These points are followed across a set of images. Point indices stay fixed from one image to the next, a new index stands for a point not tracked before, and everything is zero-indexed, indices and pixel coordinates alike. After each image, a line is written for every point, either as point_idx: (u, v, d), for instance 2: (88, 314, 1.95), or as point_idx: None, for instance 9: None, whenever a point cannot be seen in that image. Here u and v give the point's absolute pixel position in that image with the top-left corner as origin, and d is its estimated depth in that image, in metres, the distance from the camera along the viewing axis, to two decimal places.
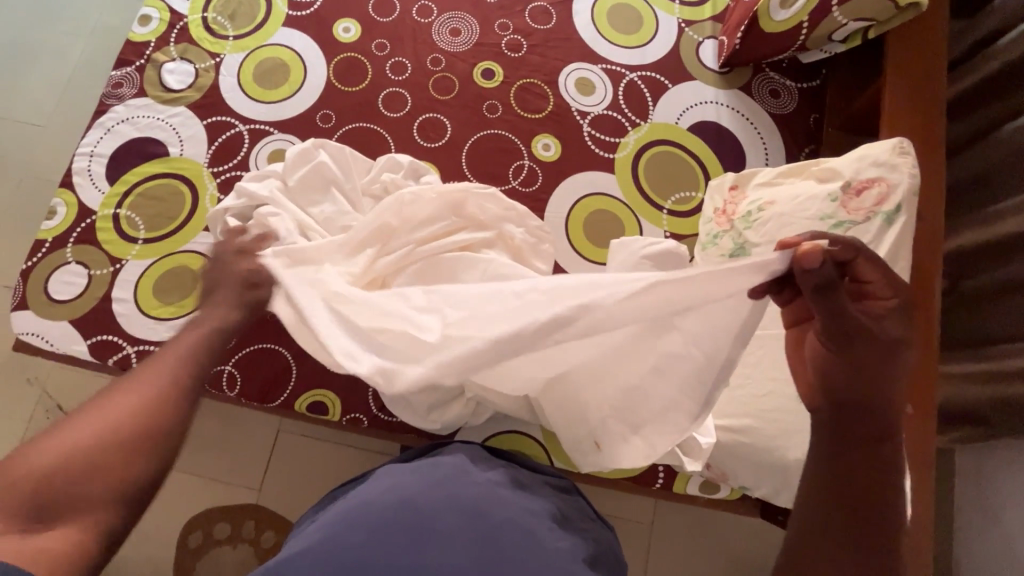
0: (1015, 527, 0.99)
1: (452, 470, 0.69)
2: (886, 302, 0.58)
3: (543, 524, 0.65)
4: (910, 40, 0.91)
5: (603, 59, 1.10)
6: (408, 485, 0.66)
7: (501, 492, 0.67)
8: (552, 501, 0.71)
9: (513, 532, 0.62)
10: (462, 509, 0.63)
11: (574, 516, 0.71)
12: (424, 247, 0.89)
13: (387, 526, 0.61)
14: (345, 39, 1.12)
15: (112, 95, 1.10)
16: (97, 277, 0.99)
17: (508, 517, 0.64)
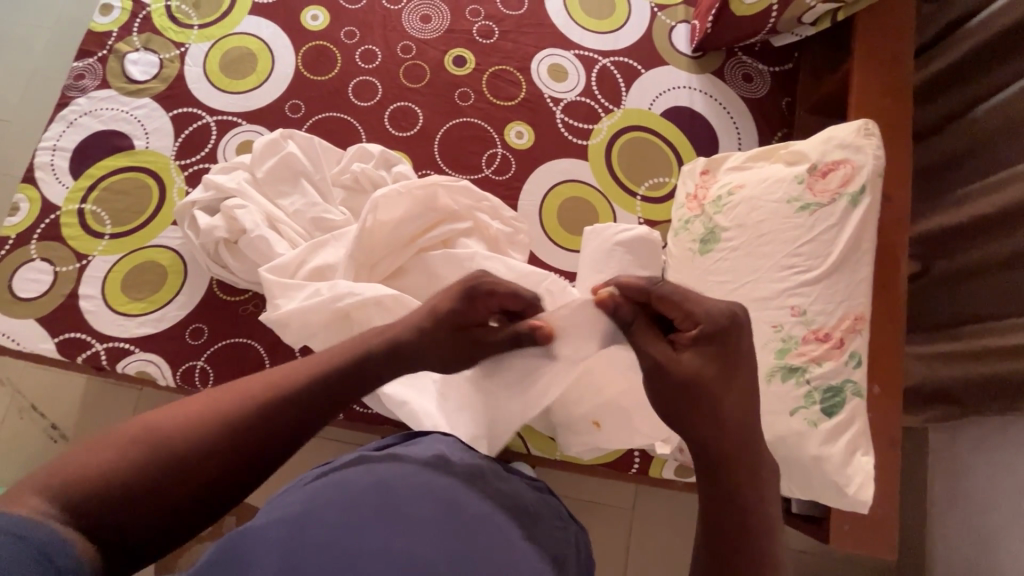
0: (987, 503, 1.01)
1: (420, 464, 0.57)
2: (689, 334, 0.53)
3: (515, 529, 0.54)
4: (878, 22, 0.91)
5: (576, 45, 1.08)
6: (366, 478, 0.54)
7: (468, 493, 0.55)
8: (528, 496, 0.60)
9: (480, 540, 0.51)
10: (431, 507, 0.52)
11: (551, 514, 0.60)
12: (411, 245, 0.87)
13: (339, 529, 0.49)
14: (313, 27, 1.10)
15: (74, 87, 1.07)
16: (63, 274, 0.97)
17: (475, 522, 0.52)
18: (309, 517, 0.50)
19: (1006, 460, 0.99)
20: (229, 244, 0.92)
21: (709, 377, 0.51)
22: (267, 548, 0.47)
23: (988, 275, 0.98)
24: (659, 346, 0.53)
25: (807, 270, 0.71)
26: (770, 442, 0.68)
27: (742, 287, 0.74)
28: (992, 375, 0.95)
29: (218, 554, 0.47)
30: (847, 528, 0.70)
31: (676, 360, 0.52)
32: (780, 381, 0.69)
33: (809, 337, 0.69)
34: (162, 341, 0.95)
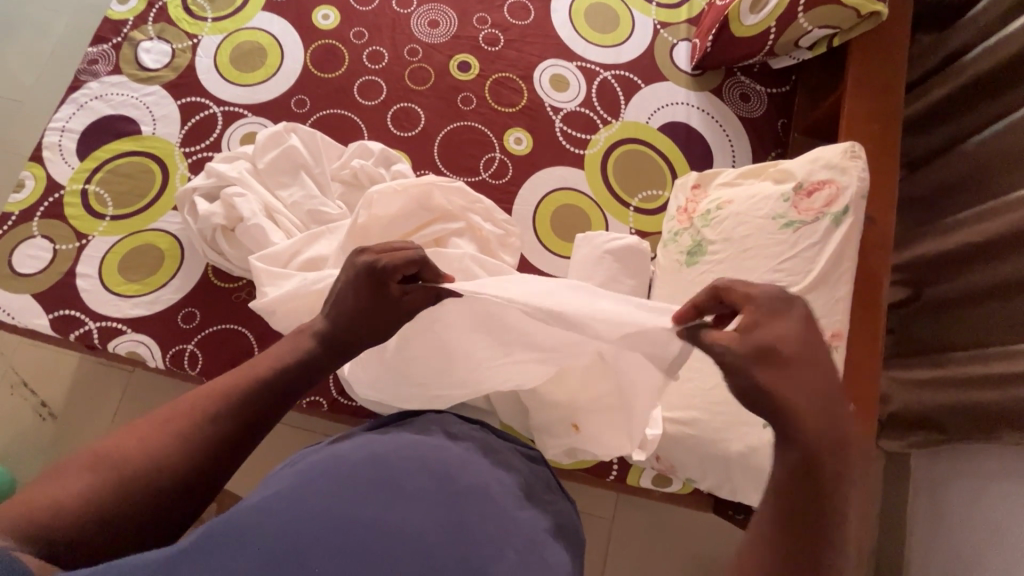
0: (964, 529, 1.02)
1: (419, 438, 0.59)
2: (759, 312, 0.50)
3: (511, 494, 0.57)
4: (872, 49, 0.92)
5: (578, 57, 1.11)
6: (372, 446, 0.57)
7: (469, 459, 0.58)
8: (520, 470, 0.63)
9: (482, 500, 0.53)
10: (430, 471, 0.54)
11: (541, 486, 0.63)
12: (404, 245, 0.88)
13: (343, 490, 0.50)
14: (324, 26, 1.13)
15: (87, 72, 1.10)
16: (62, 252, 0.99)
17: (476, 485, 0.55)
18: (313, 483, 0.51)
19: (984, 488, 1.00)
20: (227, 231, 0.93)
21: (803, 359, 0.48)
22: (274, 510, 0.48)
23: (977, 303, 0.99)
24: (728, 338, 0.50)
25: (788, 286, 0.72)
26: (742, 453, 0.69)
27: None
28: (975, 403, 0.95)
29: (225, 516, 0.48)
30: None
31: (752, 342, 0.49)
32: None
33: None
34: (153, 323, 0.96)
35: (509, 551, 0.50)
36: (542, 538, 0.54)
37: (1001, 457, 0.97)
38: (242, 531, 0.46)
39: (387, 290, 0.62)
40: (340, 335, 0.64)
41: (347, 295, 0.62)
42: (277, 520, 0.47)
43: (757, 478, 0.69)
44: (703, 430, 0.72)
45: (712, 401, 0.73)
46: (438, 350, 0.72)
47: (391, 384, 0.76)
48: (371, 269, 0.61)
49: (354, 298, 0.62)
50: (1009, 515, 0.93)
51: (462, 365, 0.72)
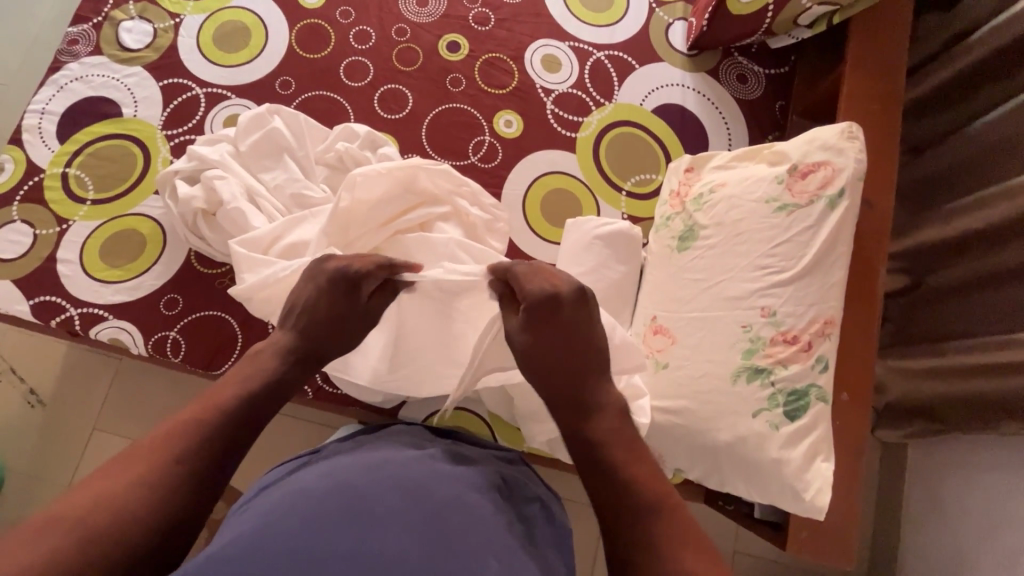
0: (960, 519, 1.01)
1: (383, 457, 0.56)
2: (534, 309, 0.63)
3: (490, 501, 0.54)
4: (873, 26, 0.89)
5: (571, 37, 1.07)
6: (334, 474, 0.53)
7: (439, 470, 0.55)
8: (496, 471, 0.60)
9: (456, 513, 0.51)
10: (401, 489, 0.51)
11: (521, 482, 0.61)
12: (389, 230, 0.85)
13: (309, 523, 0.48)
14: (309, 5, 1.10)
15: (67, 53, 1.07)
16: (43, 238, 0.97)
17: (448, 498, 0.52)
18: (278, 517, 0.49)
19: (981, 478, 0.98)
20: (208, 216, 0.91)
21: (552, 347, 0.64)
22: (238, 552, 0.46)
23: (980, 291, 0.96)
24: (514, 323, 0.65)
25: (780, 271, 0.70)
26: (731, 443, 0.67)
27: (716, 287, 0.73)
28: (974, 393, 0.93)
29: (190, 564, 0.46)
30: (806, 534, 0.68)
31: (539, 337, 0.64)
32: (745, 382, 0.68)
33: (777, 339, 0.68)
34: (135, 310, 0.94)
35: (491, 561, 0.48)
36: (524, 545, 0.52)
37: (997, 448, 0.95)
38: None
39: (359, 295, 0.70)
40: (309, 344, 0.70)
41: (323, 306, 0.70)
42: (240, 562, 0.45)
43: (747, 469, 0.67)
44: (690, 420, 0.70)
45: (701, 390, 0.71)
46: (423, 345, 0.77)
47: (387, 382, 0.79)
48: (342, 278, 0.69)
49: (325, 306, 0.70)
50: (1005, 506, 0.92)
51: (442, 357, 0.78)
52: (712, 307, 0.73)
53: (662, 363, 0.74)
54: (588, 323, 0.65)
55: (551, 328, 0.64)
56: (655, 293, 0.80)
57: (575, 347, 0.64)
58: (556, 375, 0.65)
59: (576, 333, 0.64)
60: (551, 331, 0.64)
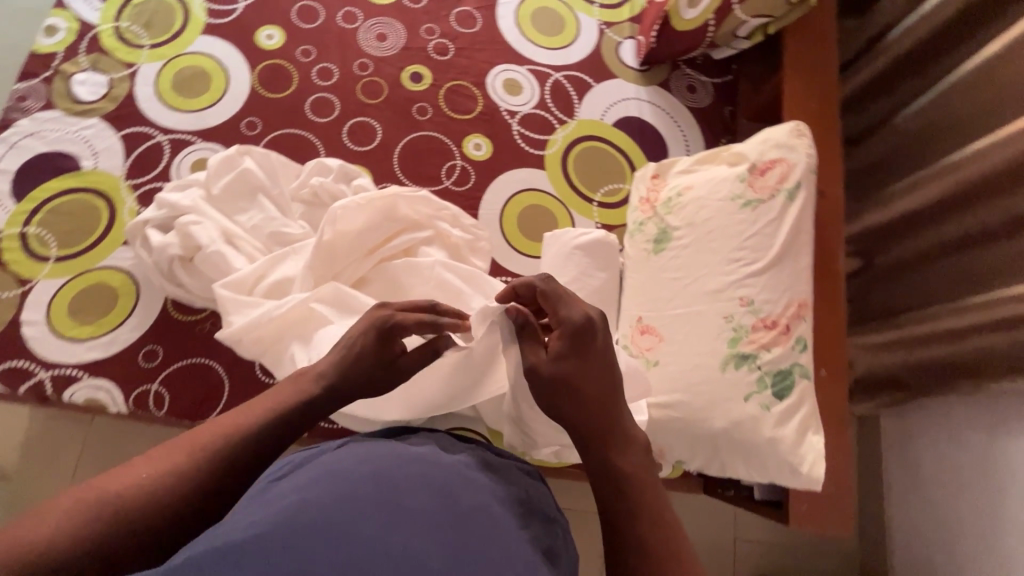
0: (936, 479, 1.08)
1: (420, 452, 0.57)
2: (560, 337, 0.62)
3: (508, 516, 0.54)
4: (805, 33, 0.98)
5: (529, 60, 1.12)
6: (377, 460, 0.54)
7: (469, 476, 0.57)
8: (517, 486, 0.61)
9: (482, 521, 0.51)
10: (429, 490, 0.52)
11: (535, 504, 0.61)
12: (374, 258, 0.86)
13: (340, 512, 0.47)
14: (269, 46, 1.11)
15: (16, 109, 1.04)
16: (4, 301, 0.93)
17: (476, 505, 0.53)
18: (307, 504, 0.48)
19: (950, 437, 1.05)
20: (185, 261, 0.90)
21: (576, 375, 0.62)
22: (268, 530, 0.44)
23: (926, 265, 1.05)
24: (534, 350, 0.64)
25: (752, 263, 0.75)
26: (728, 428, 0.71)
27: (694, 283, 0.78)
28: (933, 358, 1.01)
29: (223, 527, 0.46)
30: (805, 508, 0.72)
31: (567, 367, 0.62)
32: (734, 368, 0.72)
33: (759, 325, 0.72)
34: (112, 365, 0.91)
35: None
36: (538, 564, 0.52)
37: (961, 409, 1.03)
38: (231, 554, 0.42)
39: (396, 342, 0.66)
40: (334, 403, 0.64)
41: (357, 351, 0.64)
42: (269, 541, 0.43)
43: (747, 452, 0.70)
44: (686, 412, 0.73)
45: (692, 382, 0.74)
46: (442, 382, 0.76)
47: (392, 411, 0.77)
48: (384, 324, 0.65)
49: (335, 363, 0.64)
50: (976, 461, 0.99)
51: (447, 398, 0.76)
52: (693, 303, 0.77)
53: (653, 361, 0.77)
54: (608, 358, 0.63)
55: (577, 356, 0.62)
56: (637, 296, 0.84)
57: (597, 377, 0.63)
58: (576, 411, 0.62)
59: (602, 369, 0.63)
60: (578, 358, 0.62)
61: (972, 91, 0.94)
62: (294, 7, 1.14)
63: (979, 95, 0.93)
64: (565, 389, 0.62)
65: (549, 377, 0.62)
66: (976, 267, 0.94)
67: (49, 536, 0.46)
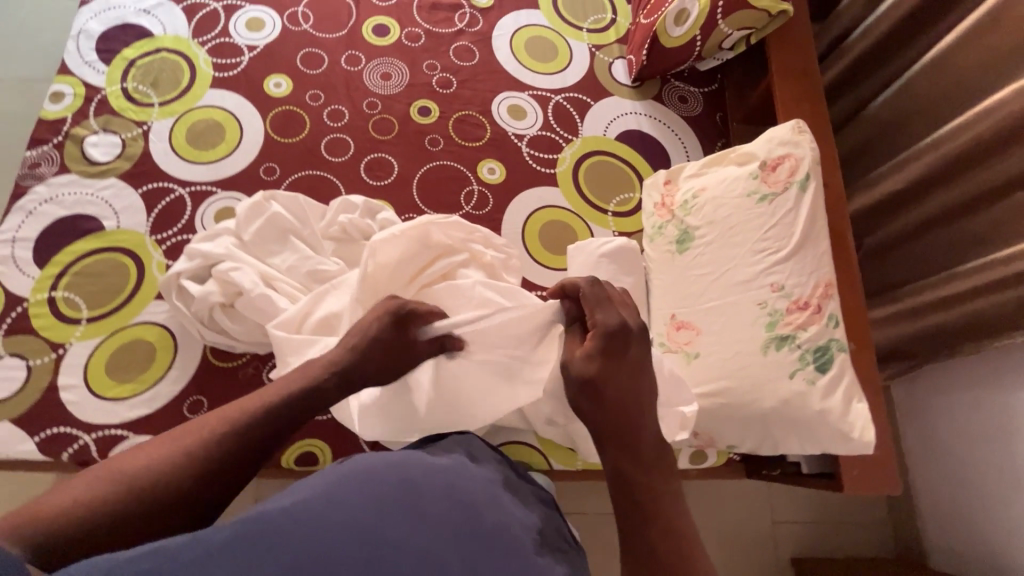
0: (950, 439, 1.14)
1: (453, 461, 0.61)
2: (593, 345, 0.64)
3: (525, 530, 0.57)
4: (784, 40, 1.07)
5: (529, 86, 1.19)
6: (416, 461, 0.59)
7: (496, 494, 0.60)
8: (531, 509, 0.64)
9: (496, 543, 0.54)
10: (455, 501, 0.55)
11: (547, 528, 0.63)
12: (416, 284, 0.89)
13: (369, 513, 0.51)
14: (278, 94, 1.14)
15: (30, 176, 1.04)
16: (39, 367, 0.93)
17: (495, 524, 0.55)
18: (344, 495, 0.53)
19: (959, 398, 1.12)
20: (225, 307, 0.91)
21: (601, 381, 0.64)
22: (306, 516, 0.50)
23: (914, 241, 1.14)
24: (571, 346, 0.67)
25: (777, 251, 0.81)
26: (777, 407, 0.75)
27: (722, 277, 0.84)
28: (935, 326, 1.08)
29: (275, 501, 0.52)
30: (856, 474, 0.78)
31: (596, 373, 0.63)
32: (775, 350, 0.77)
33: (792, 308, 0.78)
34: (158, 420, 0.91)
35: None
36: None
37: (964, 370, 1.10)
38: (265, 537, 0.48)
39: (411, 329, 0.70)
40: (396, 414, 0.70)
41: (374, 337, 0.68)
42: (304, 530, 0.49)
43: (797, 427, 0.75)
44: (733, 397, 0.78)
45: (736, 368, 0.79)
46: (468, 385, 0.76)
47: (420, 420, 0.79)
48: (399, 309, 0.69)
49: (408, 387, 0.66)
50: (985, 417, 1.06)
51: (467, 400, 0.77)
52: (726, 294, 0.82)
53: (695, 352, 0.82)
54: (638, 372, 0.65)
55: (605, 362, 0.64)
56: (667, 295, 0.89)
57: (625, 386, 0.65)
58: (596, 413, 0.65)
59: (627, 383, 0.65)
60: (607, 364, 0.64)
61: (936, 79, 1.04)
62: (298, 55, 1.18)
63: (943, 82, 1.03)
64: (592, 391, 0.64)
65: (576, 377, 0.64)
66: (965, 237, 1.02)
67: (74, 503, 0.54)
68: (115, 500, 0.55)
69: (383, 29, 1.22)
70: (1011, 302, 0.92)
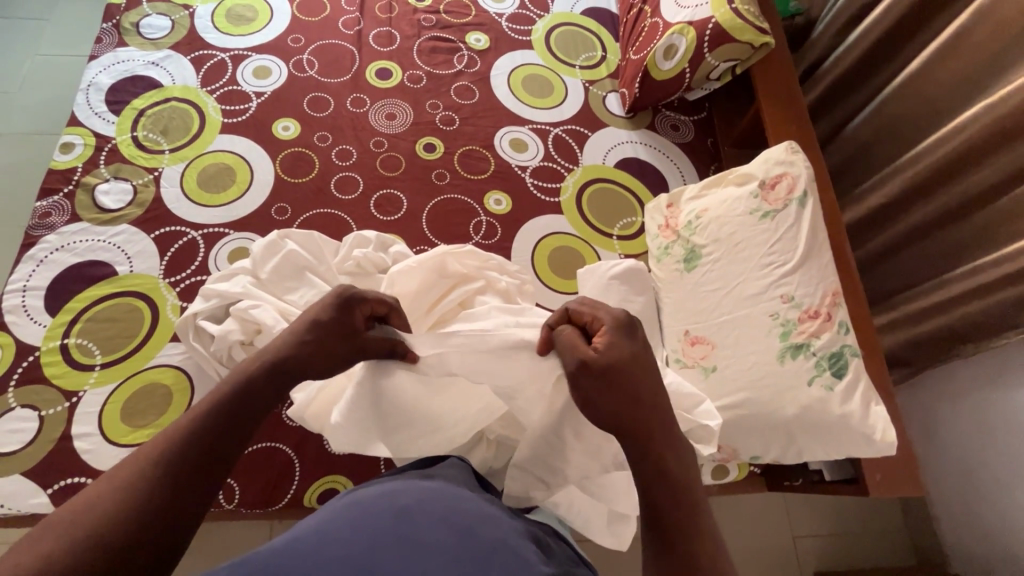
0: (956, 439, 1.17)
1: (452, 488, 0.59)
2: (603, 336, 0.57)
3: (529, 545, 0.54)
4: (767, 69, 1.14)
5: (528, 121, 1.24)
6: (419, 492, 0.57)
7: (499, 517, 0.57)
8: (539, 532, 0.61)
9: (506, 556, 0.50)
10: (454, 525, 0.52)
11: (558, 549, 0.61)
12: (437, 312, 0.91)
13: (371, 542, 0.48)
14: (286, 136, 1.18)
15: (40, 226, 1.05)
16: (52, 417, 0.91)
17: (502, 539, 0.53)
18: (345, 529, 0.50)
19: (960, 400, 1.15)
20: (245, 345, 0.92)
21: (624, 369, 0.56)
22: (295, 554, 0.47)
23: (902, 251, 1.19)
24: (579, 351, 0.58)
25: (782, 264, 0.84)
26: (799, 414, 0.77)
27: (731, 292, 0.87)
28: (932, 330, 1.12)
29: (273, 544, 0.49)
30: (878, 476, 0.80)
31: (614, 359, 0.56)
32: (791, 359, 0.80)
33: (803, 317, 0.81)
34: None
35: None
36: None
37: (962, 373, 1.14)
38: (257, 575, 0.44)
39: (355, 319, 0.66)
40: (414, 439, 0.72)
41: (316, 320, 0.64)
42: (293, 565, 0.45)
43: (819, 434, 0.77)
44: (755, 407, 0.80)
45: (755, 379, 0.81)
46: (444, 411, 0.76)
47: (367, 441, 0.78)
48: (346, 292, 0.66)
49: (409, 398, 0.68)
50: (987, 416, 1.09)
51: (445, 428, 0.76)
52: (737, 308, 0.86)
53: (714, 366, 0.84)
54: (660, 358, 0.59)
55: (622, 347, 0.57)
56: (678, 313, 0.92)
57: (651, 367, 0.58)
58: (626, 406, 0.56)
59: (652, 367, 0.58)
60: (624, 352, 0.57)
61: (909, 100, 1.12)
62: (305, 99, 1.22)
63: (916, 103, 1.11)
64: (619, 379, 0.56)
65: (598, 367, 0.56)
66: (951, 246, 1.08)
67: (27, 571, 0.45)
68: (54, 559, 0.46)
69: (386, 73, 1.27)
70: (1001, 303, 0.97)
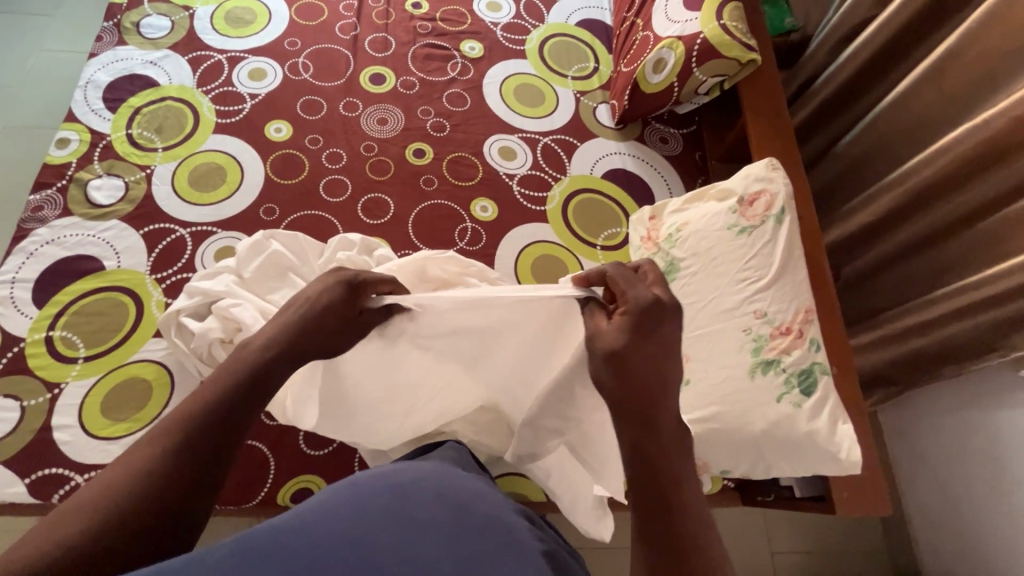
0: (940, 458, 1.17)
1: (438, 471, 0.59)
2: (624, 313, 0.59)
3: (522, 520, 0.54)
4: (754, 87, 1.15)
5: (518, 130, 1.25)
6: (401, 475, 0.57)
7: (487, 494, 0.57)
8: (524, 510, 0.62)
9: (498, 531, 0.51)
10: (447, 502, 0.53)
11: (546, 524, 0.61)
12: None
13: (368, 517, 0.48)
14: (278, 138, 1.19)
15: (32, 219, 1.07)
16: (33, 408, 0.92)
17: (492, 515, 0.53)
18: (336, 506, 0.49)
19: (945, 419, 1.15)
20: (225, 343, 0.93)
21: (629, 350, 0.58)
22: (290, 532, 0.45)
23: (889, 268, 1.19)
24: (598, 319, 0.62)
25: (757, 280, 0.85)
26: (767, 429, 0.78)
27: (707, 306, 0.87)
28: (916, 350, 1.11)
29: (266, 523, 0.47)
30: (848, 494, 0.80)
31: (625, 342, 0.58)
32: (762, 374, 0.80)
33: (775, 333, 0.81)
34: None
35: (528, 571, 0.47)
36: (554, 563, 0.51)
37: (946, 392, 1.14)
38: (257, 551, 0.42)
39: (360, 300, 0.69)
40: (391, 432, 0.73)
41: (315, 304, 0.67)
42: (291, 540, 0.44)
43: (788, 450, 0.78)
44: (726, 422, 0.80)
45: (726, 393, 0.81)
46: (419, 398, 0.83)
47: (352, 417, 0.83)
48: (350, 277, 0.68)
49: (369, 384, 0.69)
50: (971, 437, 1.09)
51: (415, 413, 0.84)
52: (712, 322, 0.86)
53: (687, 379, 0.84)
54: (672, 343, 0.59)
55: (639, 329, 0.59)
56: None
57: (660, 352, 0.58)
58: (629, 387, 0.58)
59: (657, 355, 0.58)
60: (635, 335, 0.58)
61: (897, 119, 1.12)
62: (299, 102, 1.24)
63: (903, 122, 1.11)
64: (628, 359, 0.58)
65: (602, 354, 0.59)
66: (939, 264, 1.08)
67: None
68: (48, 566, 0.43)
69: (380, 78, 1.29)
70: (984, 323, 0.97)
